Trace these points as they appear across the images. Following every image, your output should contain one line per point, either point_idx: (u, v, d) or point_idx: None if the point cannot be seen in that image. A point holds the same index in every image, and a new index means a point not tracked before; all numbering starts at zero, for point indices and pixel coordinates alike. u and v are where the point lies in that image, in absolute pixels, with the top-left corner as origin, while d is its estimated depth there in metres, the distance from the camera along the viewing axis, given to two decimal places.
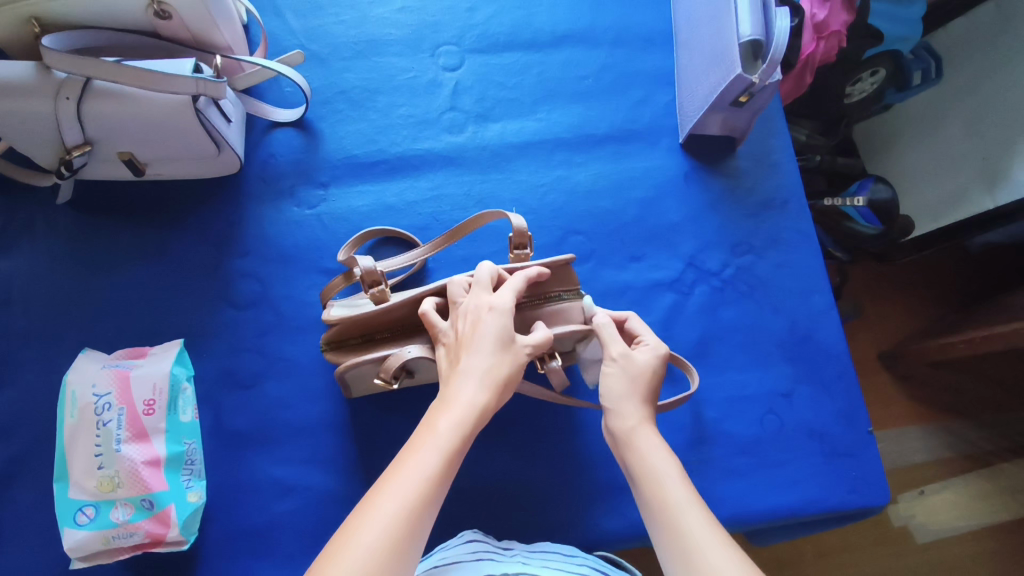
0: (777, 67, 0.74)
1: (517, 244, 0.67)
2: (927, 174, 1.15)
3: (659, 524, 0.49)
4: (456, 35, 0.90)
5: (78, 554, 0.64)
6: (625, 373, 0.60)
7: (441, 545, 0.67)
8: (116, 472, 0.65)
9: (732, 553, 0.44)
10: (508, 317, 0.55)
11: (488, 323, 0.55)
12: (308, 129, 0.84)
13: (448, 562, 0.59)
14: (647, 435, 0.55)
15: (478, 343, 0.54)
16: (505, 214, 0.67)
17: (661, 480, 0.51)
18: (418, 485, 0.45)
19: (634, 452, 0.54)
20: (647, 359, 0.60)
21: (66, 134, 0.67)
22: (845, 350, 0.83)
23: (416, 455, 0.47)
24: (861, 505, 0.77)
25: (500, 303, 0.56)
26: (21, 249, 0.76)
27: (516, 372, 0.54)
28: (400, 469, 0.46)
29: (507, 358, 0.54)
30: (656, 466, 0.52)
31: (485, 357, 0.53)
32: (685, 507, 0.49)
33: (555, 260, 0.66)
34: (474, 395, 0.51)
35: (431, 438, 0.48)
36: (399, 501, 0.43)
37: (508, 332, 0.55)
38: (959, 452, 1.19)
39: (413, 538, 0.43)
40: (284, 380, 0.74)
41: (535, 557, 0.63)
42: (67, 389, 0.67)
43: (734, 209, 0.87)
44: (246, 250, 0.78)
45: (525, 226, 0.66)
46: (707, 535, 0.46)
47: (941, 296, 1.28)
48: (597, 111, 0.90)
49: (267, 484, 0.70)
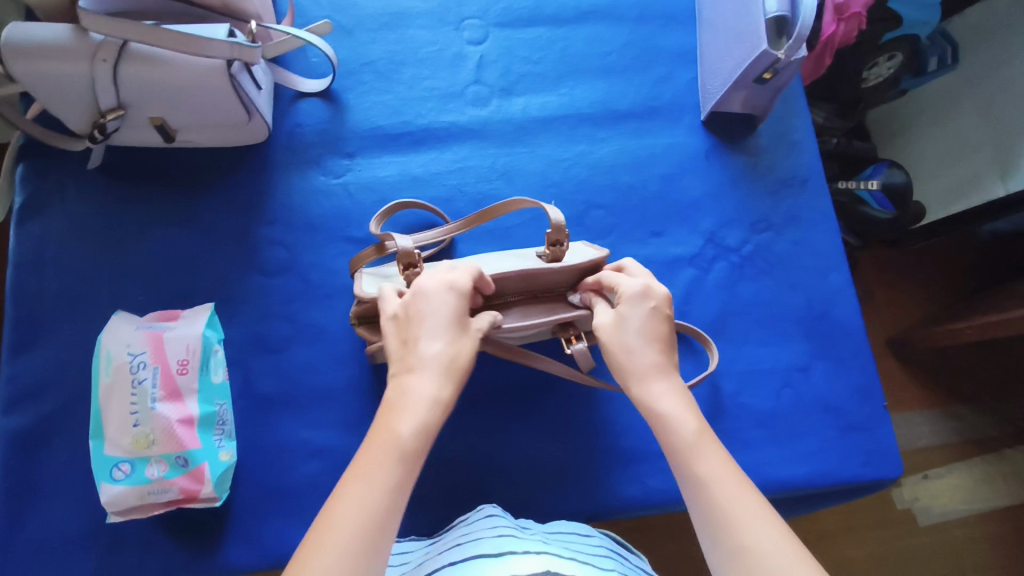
0: (803, 43, 0.75)
1: (555, 240, 0.67)
2: (940, 160, 1.16)
3: (702, 502, 0.47)
4: (480, 9, 0.90)
5: (114, 508, 0.65)
6: (637, 339, 0.55)
7: (461, 518, 0.69)
8: (152, 429, 0.66)
9: (781, 534, 0.44)
10: (465, 298, 0.55)
11: (445, 300, 0.54)
12: (333, 100, 0.85)
13: (467, 539, 0.60)
14: (678, 399, 0.53)
15: (434, 324, 0.52)
16: (542, 206, 0.66)
17: (703, 454, 0.49)
18: (378, 498, 0.43)
19: (666, 421, 0.52)
20: (630, 318, 0.56)
21: (101, 97, 0.68)
22: (860, 328, 0.85)
23: (374, 463, 0.44)
24: (874, 477, 0.78)
25: (458, 284, 0.55)
26: (51, 213, 0.77)
27: (470, 360, 0.53)
28: (357, 480, 0.44)
29: (463, 344, 0.53)
30: (687, 435, 0.50)
31: (444, 337, 0.52)
32: (735, 485, 0.47)
33: (596, 256, 0.69)
34: (433, 385, 0.49)
35: (389, 442, 0.46)
36: (357, 519, 0.41)
37: (463, 314, 0.54)
38: (963, 436, 1.21)
39: (378, 555, 0.41)
40: (312, 345, 0.75)
41: (554, 538, 0.65)
42: (102, 348, 0.69)
43: (754, 187, 0.88)
44: (274, 217, 0.80)
45: (563, 221, 0.66)
46: (753, 516, 0.45)
47: (950, 281, 1.29)
48: (620, 87, 0.90)
49: (296, 446, 0.71)
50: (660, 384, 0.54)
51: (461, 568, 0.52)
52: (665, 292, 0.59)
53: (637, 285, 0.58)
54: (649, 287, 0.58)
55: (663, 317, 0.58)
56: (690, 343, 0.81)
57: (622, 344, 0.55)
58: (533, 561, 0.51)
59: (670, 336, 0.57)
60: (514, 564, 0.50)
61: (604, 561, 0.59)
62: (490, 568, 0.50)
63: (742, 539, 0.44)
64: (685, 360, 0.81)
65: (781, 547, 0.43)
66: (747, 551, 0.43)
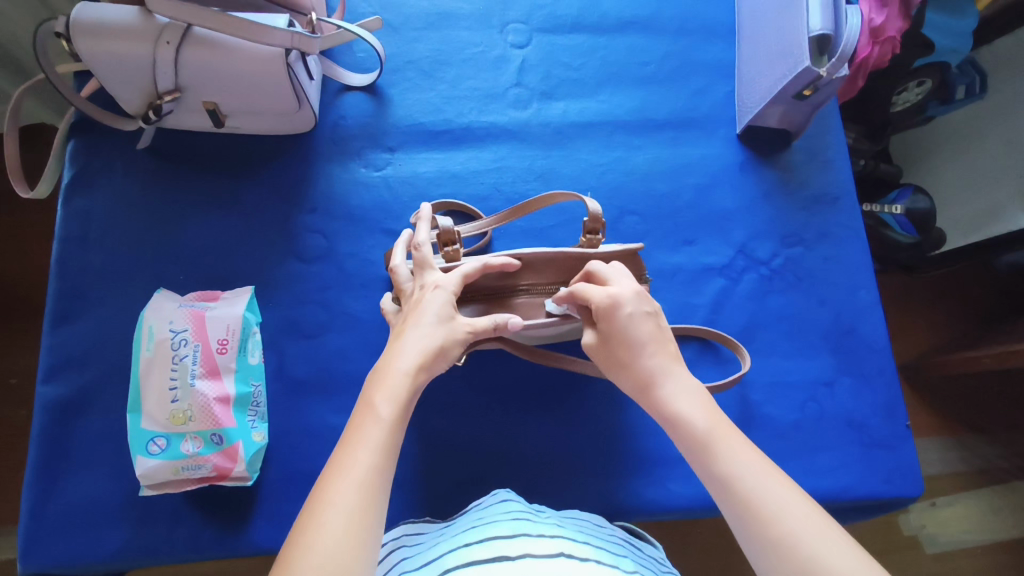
0: (845, 63, 0.76)
1: (590, 229, 0.69)
2: (964, 189, 1.17)
3: (732, 499, 0.47)
4: (524, 14, 0.92)
5: (149, 482, 0.66)
6: (627, 354, 0.56)
7: (474, 504, 0.68)
8: (189, 406, 0.67)
9: (813, 511, 0.45)
10: (450, 295, 0.58)
11: (432, 298, 0.57)
12: (378, 94, 0.86)
13: (483, 522, 0.59)
14: (693, 397, 0.54)
15: (421, 317, 0.55)
16: (579, 197, 0.68)
17: (728, 449, 0.50)
18: (368, 475, 0.43)
19: (682, 423, 0.52)
20: (612, 335, 0.57)
21: (160, 78, 0.70)
22: (887, 346, 0.85)
23: (360, 441, 0.45)
24: (894, 495, 0.79)
25: (443, 282, 0.58)
26: (99, 188, 0.78)
27: (451, 348, 0.55)
28: (346, 458, 0.44)
29: (447, 330, 0.55)
30: (704, 425, 0.51)
31: (430, 327, 0.54)
32: (765, 475, 0.48)
33: (623, 250, 0.68)
34: (412, 363, 0.51)
35: (372, 420, 0.47)
36: (353, 497, 0.42)
37: (449, 308, 0.56)
38: (973, 467, 1.20)
39: (374, 525, 0.42)
40: (346, 333, 0.76)
41: (567, 521, 0.63)
42: (145, 324, 0.71)
43: (786, 202, 0.89)
44: (314, 206, 0.81)
45: (599, 212, 0.68)
46: (783, 498, 0.46)
47: (966, 310, 1.29)
48: (658, 97, 0.92)
49: (325, 431, 0.72)
50: (670, 385, 0.54)
51: (477, 549, 0.52)
52: (632, 292, 0.58)
53: (603, 298, 0.57)
54: (615, 296, 0.57)
55: (650, 317, 0.57)
56: (718, 351, 0.82)
57: (617, 360, 0.57)
58: (550, 544, 0.52)
59: (657, 335, 0.57)
60: (532, 545, 0.51)
61: (618, 548, 0.59)
62: (508, 547, 0.51)
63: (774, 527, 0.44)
64: (713, 367, 0.81)
65: (818, 533, 0.43)
66: (784, 540, 0.44)
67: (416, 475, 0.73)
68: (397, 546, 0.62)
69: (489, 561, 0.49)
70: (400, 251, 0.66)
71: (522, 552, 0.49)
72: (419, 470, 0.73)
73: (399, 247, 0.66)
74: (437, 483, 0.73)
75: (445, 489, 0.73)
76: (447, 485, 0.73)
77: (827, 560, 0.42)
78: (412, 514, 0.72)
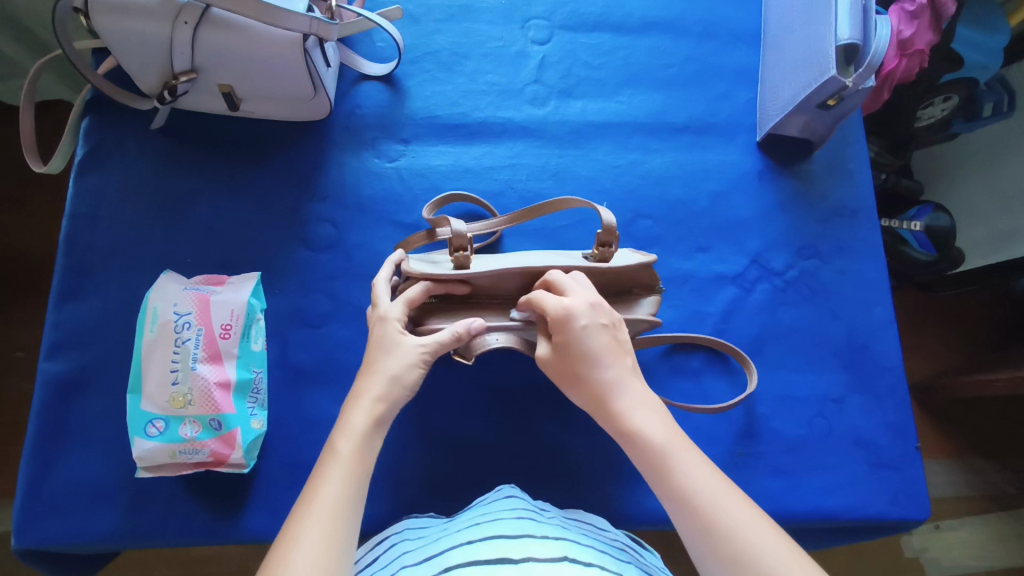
0: (872, 74, 0.75)
1: (603, 242, 0.66)
2: (986, 207, 1.15)
3: (688, 515, 0.48)
4: (547, 10, 0.91)
5: (146, 463, 0.66)
6: (582, 366, 0.56)
7: (478, 499, 0.67)
8: (190, 389, 0.67)
9: (766, 522, 0.47)
10: (396, 322, 0.61)
11: (378, 331, 0.61)
12: (395, 85, 0.86)
13: (486, 519, 0.58)
14: (647, 410, 0.54)
15: (370, 357, 0.59)
16: (593, 207, 0.66)
17: (682, 463, 0.50)
18: (333, 504, 0.48)
19: (641, 436, 0.52)
20: (563, 345, 0.57)
21: (176, 58, 0.69)
22: (900, 366, 0.83)
23: (328, 475, 0.50)
24: (899, 517, 0.77)
25: (386, 312, 0.61)
26: (110, 166, 0.78)
27: (406, 372, 0.58)
28: (314, 498, 0.48)
29: (399, 357, 0.58)
30: (658, 437, 0.52)
31: (383, 361, 0.58)
32: (718, 488, 0.49)
33: (637, 262, 0.66)
34: (370, 394, 0.56)
35: (333, 456, 0.51)
36: (321, 525, 0.46)
37: (394, 337, 0.59)
38: (978, 491, 1.18)
39: (344, 546, 0.46)
40: (350, 324, 0.75)
41: (572, 523, 0.63)
42: (149, 305, 0.70)
43: (804, 213, 0.87)
44: (325, 194, 0.80)
45: (614, 224, 0.65)
46: (735, 509, 0.47)
47: (981, 332, 1.27)
48: (679, 100, 0.90)
49: (325, 421, 0.71)
50: (626, 397, 0.54)
51: (480, 547, 0.52)
52: (587, 303, 0.58)
53: (557, 307, 0.57)
54: (569, 307, 0.57)
55: (606, 330, 0.57)
56: (727, 362, 0.80)
57: (569, 372, 0.57)
58: (554, 548, 0.52)
59: (614, 346, 0.57)
60: (536, 548, 0.51)
61: (621, 554, 0.58)
62: (512, 547, 0.51)
63: (729, 544, 0.46)
64: (720, 378, 0.80)
65: (774, 545, 0.45)
66: (742, 555, 0.45)
67: (413, 471, 0.72)
68: (397, 541, 0.61)
69: (490, 562, 0.49)
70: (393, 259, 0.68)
71: (524, 555, 0.49)
72: (417, 466, 0.72)
73: (388, 266, 0.66)
74: (435, 479, 0.72)
75: (442, 486, 0.72)
76: (444, 483, 0.72)
77: (785, 572, 0.43)
78: (408, 509, 0.71)
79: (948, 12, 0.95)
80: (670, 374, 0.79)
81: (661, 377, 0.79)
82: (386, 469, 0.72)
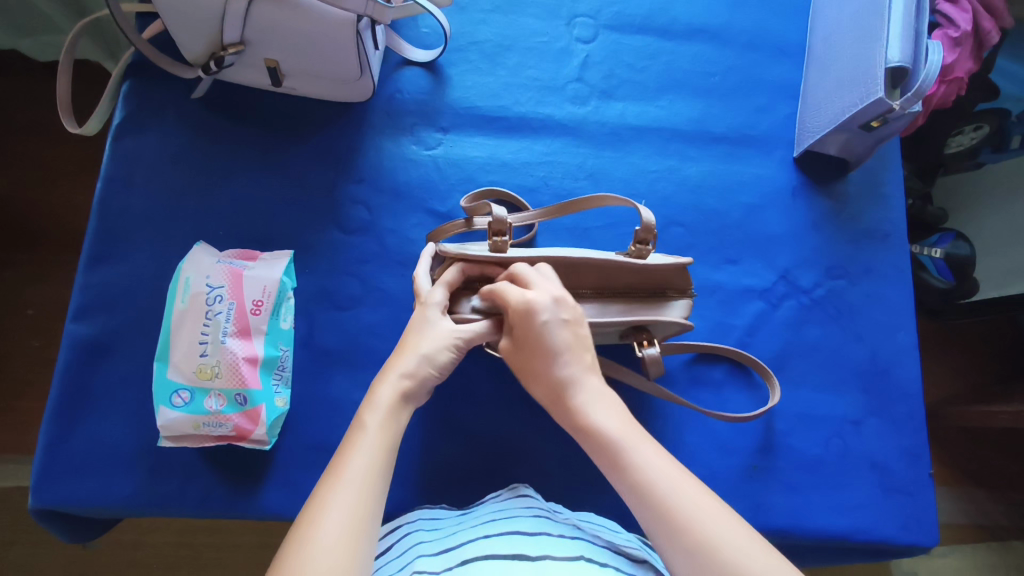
0: (919, 100, 0.74)
1: (641, 239, 0.66)
2: (1003, 240, 1.13)
3: (646, 507, 0.48)
4: (594, 8, 0.90)
5: (168, 433, 0.66)
6: (541, 362, 0.55)
7: (491, 494, 0.68)
8: (218, 362, 0.68)
9: (720, 506, 0.47)
10: (438, 307, 0.60)
11: (418, 315, 0.60)
12: (437, 72, 0.85)
13: (502, 515, 0.58)
14: (602, 403, 0.53)
15: (408, 336, 0.58)
16: (632, 204, 0.65)
17: (636, 453, 0.50)
18: (363, 478, 0.47)
19: (597, 431, 0.52)
20: (524, 340, 0.56)
21: (227, 31, 0.69)
22: (918, 393, 0.83)
23: (355, 449, 0.50)
24: (907, 542, 0.77)
25: (427, 297, 0.61)
26: (148, 132, 0.78)
27: (438, 353, 0.57)
28: (342, 469, 0.48)
29: (435, 339, 0.57)
30: (606, 430, 0.51)
31: (419, 342, 0.57)
32: (675, 476, 0.49)
33: (675, 262, 0.66)
34: (400, 369, 0.55)
35: (359, 430, 0.51)
36: (349, 499, 0.46)
37: (434, 319, 0.59)
38: (972, 520, 1.19)
39: (370, 518, 0.46)
40: (378, 309, 0.75)
41: (585, 523, 0.63)
42: (181, 276, 0.71)
43: (836, 232, 0.87)
44: (361, 176, 0.80)
45: (652, 222, 0.65)
46: (691, 496, 0.47)
47: (991, 364, 1.27)
48: (719, 110, 0.90)
49: (347, 405, 0.71)
50: (582, 393, 0.54)
51: (498, 542, 0.52)
52: (552, 298, 0.56)
53: (517, 301, 0.56)
54: (530, 303, 0.55)
55: (568, 323, 0.56)
56: (750, 375, 0.81)
57: (531, 366, 0.56)
58: (570, 547, 0.52)
59: (575, 342, 0.55)
60: (552, 547, 0.51)
61: (634, 554, 0.58)
62: (529, 545, 0.51)
63: (693, 538, 0.45)
64: (741, 391, 0.80)
65: (737, 535, 0.45)
66: (703, 545, 0.45)
67: (430, 460, 0.72)
68: (411, 531, 0.61)
69: (507, 557, 0.49)
70: (428, 252, 0.67)
71: (541, 553, 0.50)
72: (435, 456, 0.72)
73: (426, 258, 0.67)
74: (452, 470, 0.72)
75: (459, 478, 0.72)
76: (461, 475, 0.72)
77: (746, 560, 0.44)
78: (424, 498, 0.71)
79: (991, 41, 0.95)
80: (690, 384, 0.79)
81: (681, 386, 0.79)
82: (404, 457, 0.72)
